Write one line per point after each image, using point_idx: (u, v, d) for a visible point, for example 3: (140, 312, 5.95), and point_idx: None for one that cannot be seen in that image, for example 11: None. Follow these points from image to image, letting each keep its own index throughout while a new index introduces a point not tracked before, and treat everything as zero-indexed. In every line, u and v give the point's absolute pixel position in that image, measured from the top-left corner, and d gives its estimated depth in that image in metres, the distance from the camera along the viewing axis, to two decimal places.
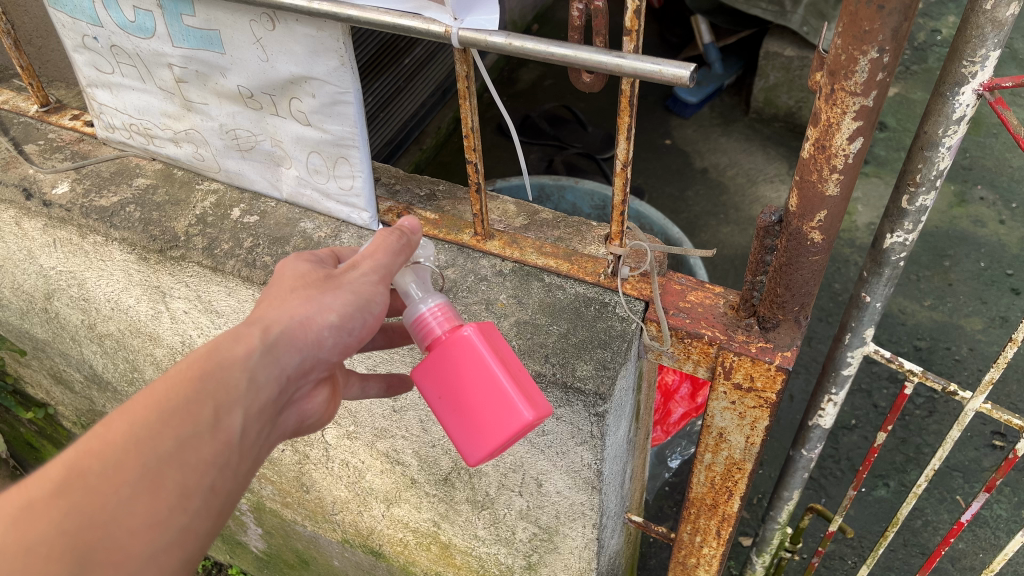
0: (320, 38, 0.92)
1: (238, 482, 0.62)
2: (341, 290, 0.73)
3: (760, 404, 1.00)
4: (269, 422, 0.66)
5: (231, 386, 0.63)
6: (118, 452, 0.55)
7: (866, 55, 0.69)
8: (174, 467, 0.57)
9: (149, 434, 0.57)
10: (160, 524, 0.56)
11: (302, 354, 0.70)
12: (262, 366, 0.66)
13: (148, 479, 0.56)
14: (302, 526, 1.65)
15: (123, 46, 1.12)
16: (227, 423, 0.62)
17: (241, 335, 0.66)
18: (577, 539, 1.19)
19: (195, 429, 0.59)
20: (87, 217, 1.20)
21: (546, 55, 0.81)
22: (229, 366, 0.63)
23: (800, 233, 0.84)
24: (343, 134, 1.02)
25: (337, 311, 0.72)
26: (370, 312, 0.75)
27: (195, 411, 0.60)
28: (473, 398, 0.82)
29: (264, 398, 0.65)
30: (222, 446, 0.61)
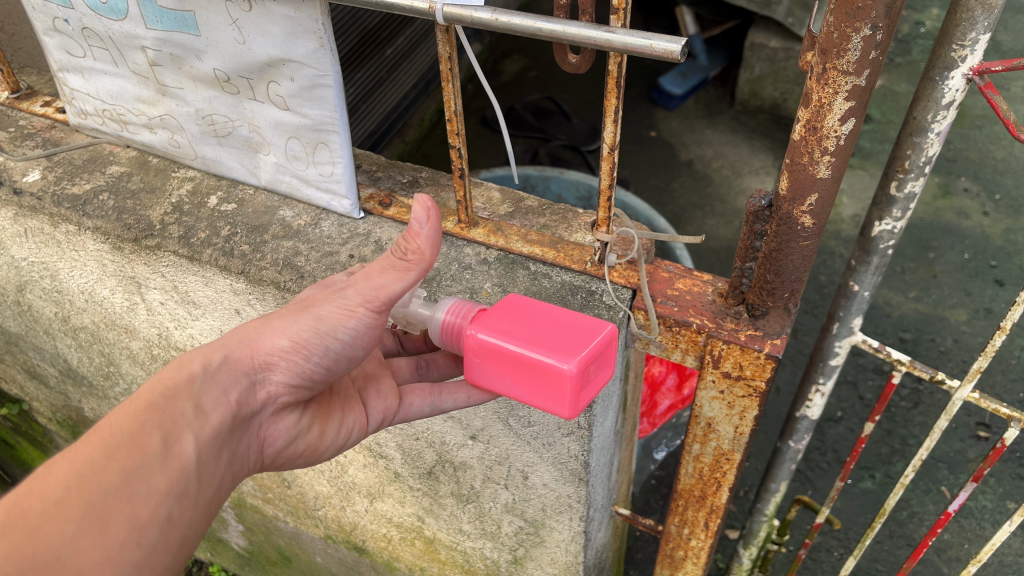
0: (298, 19, 0.89)
1: (190, 506, 0.72)
2: (302, 317, 0.79)
3: (749, 393, 0.99)
4: (218, 446, 0.75)
5: (178, 416, 0.72)
6: (62, 491, 0.64)
7: (858, 32, 0.67)
8: (122, 498, 0.66)
9: (93, 471, 0.66)
10: (110, 559, 0.65)
11: (250, 378, 0.78)
12: (208, 392, 0.75)
13: (94, 513, 0.65)
14: (283, 523, 1.62)
15: (94, 29, 1.09)
16: (177, 450, 0.71)
17: (186, 363, 0.75)
18: (563, 533, 1.18)
19: (142, 460, 0.68)
20: (58, 205, 1.18)
21: (534, 29, 0.80)
22: (173, 396, 0.73)
23: (790, 217, 0.83)
24: (322, 118, 0.99)
25: (291, 334, 0.78)
26: (336, 338, 0.79)
27: (141, 445, 0.69)
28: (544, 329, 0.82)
29: (211, 424, 0.74)
30: (173, 472, 0.70)
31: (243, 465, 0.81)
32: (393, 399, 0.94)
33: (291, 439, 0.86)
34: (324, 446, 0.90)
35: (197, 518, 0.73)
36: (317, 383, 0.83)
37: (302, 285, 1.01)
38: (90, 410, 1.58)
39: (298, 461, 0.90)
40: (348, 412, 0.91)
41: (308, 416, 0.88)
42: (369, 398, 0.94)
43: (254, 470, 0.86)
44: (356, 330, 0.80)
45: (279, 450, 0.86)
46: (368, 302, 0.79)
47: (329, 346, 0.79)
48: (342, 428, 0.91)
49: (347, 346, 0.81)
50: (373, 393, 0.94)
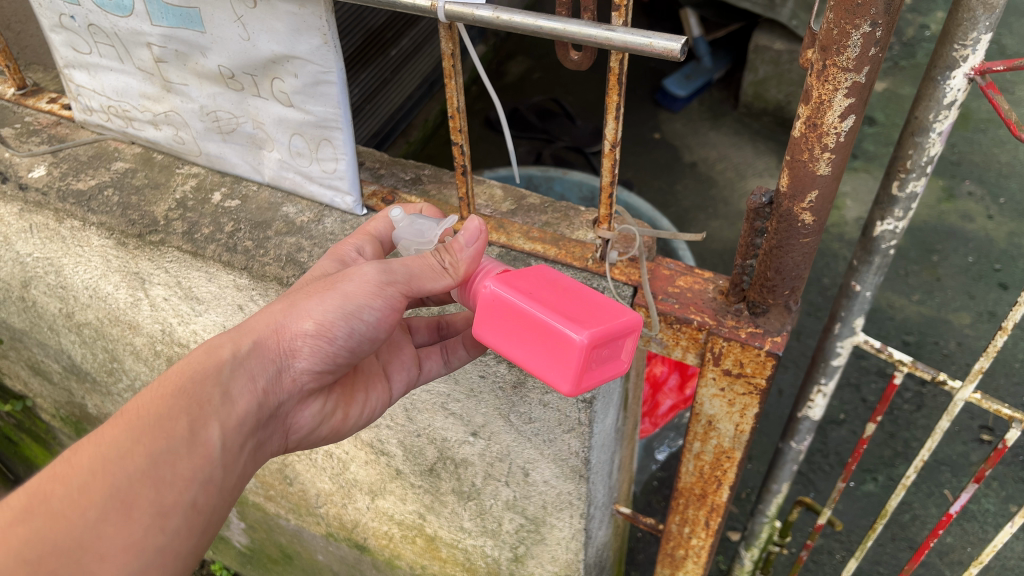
0: (302, 15, 0.90)
1: (214, 491, 0.76)
2: (328, 296, 0.80)
3: (750, 391, 0.99)
4: (243, 432, 0.79)
5: (204, 402, 0.76)
6: (89, 475, 0.69)
7: (858, 29, 0.67)
8: (147, 482, 0.70)
9: (120, 456, 0.70)
10: (134, 542, 0.69)
11: (279, 365, 0.81)
12: (235, 378, 0.78)
13: (120, 496, 0.69)
14: (285, 520, 1.63)
15: (100, 25, 1.09)
16: (202, 436, 0.75)
17: (216, 349, 0.78)
18: (564, 530, 1.18)
19: (168, 445, 0.72)
20: (64, 201, 1.19)
21: (535, 27, 0.80)
22: (201, 383, 0.76)
23: (791, 215, 0.83)
24: (326, 115, 1.00)
25: (317, 320, 0.80)
26: (360, 320, 0.81)
27: (167, 430, 0.73)
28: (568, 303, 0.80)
29: (237, 411, 0.78)
30: (198, 459, 0.74)
31: (269, 447, 0.85)
32: (412, 367, 0.99)
33: (316, 425, 0.91)
34: (347, 426, 0.95)
35: (220, 502, 0.77)
36: (341, 365, 0.86)
37: None
38: (94, 407, 1.59)
39: (322, 441, 0.95)
40: (376, 388, 0.97)
41: (331, 399, 0.92)
42: (393, 370, 0.98)
43: (278, 450, 0.90)
44: (381, 310, 0.82)
45: (302, 436, 0.90)
46: (397, 285, 0.82)
47: (353, 327, 0.81)
48: (368, 401, 0.96)
49: (372, 327, 0.83)
50: (396, 364, 0.98)
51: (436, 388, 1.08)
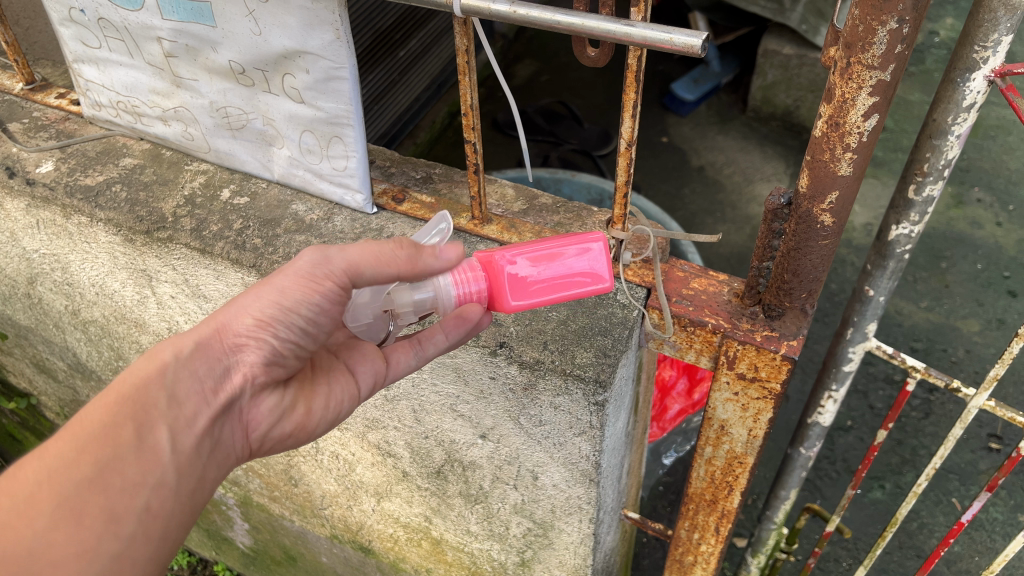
0: (314, 10, 0.89)
1: (171, 496, 0.74)
2: (263, 290, 0.79)
3: (764, 395, 0.98)
4: (197, 435, 0.76)
5: (149, 407, 0.74)
6: (32, 488, 0.67)
7: (884, 26, 0.66)
8: (93, 491, 0.69)
9: (63, 468, 0.68)
10: (87, 550, 0.68)
11: (225, 364, 0.78)
12: (178, 382, 0.75)
13: (65, 507, 0.67)
14: (289, 521, 1.61)
15: (110, 19, 1.08)
16: (148, 442, 0.73)
17: (158, 353, 0.76)
18: (572, 535, 1.16)
19: (112, 453, 0.70)
20: (71, 196, 1.17)
21: (552, 23, 0.79)
22: (143, 389, 0.74)
23: (810, 216, 0.82)
24: (337, 111, 0.99)
25: (256, 315, 0.78)
26: (299, 313, 0.80)
27: (111, 439, 0.71)
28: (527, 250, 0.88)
29: (184, 414, 0.75)
30: (145, 463, 0.72)
31: (233, 454, 0.82)
32: (379, 360, 0.93)
33: (274, 421, 0.85)
34: (312, 421, 0.89)
35: (180, 505, 0.75)
36: (293, 358, 0.83)
37: None
38: None
39: (286, 442, 0.88)
40: (334, 381, 0.91)
41: (290, 391, 0.86)
42: (356, 364, 0.92)
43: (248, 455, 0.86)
44: (322, 305, 0.81)
45: (266, 432, 0.85)
46: (335, 276, 0.80)
47: (295, 321, 0.80)
48: (334, 402, 0.90)
49: (315, 319, 0.81)
50: (358, 357, 0.93)
51: (444, 389, 1.07)
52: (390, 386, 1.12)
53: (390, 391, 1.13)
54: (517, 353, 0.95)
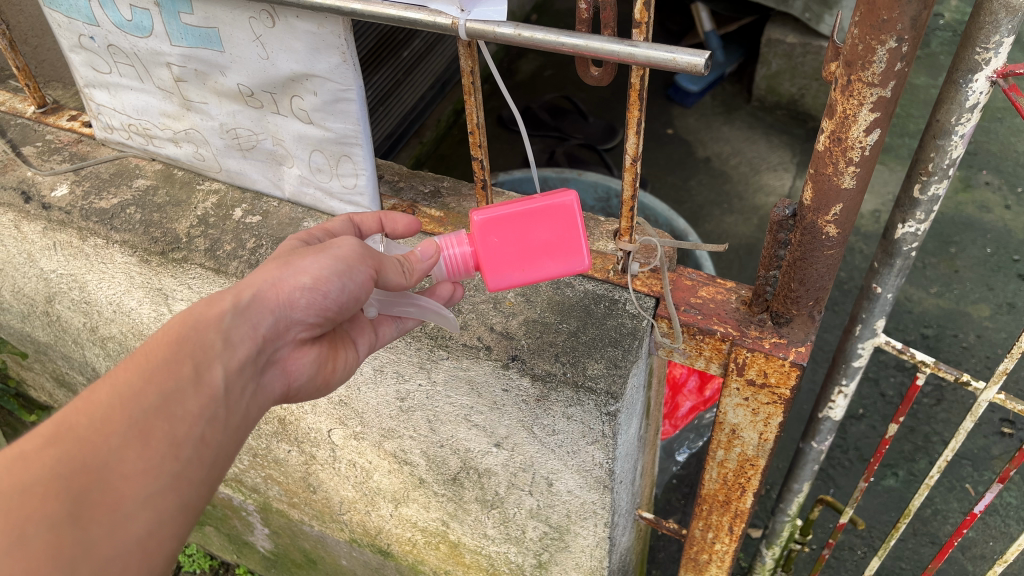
0: (321, 35, 0.90)
1: (225, 433, 0.71)
2: (321, 255, 0.79)
3: (774, 400, 0.99)
4: (247, 377, 0.75)
5: (207, 346, 0.71)
6: (106, 408, 0.63)
7: (883, 45, 0.67)
8: (161, 417, 0.66)
9: (134, 390, 0.65)
10: (153, 468, 0.64)
11: (274, 315, 0.77)
12: (235, 325, 0.74)
13: (139, 425, 0.64)
14: (309, 526, 1.63)
15: (120, 45, 1.10)
16: (208, 378, 0.70)
17: (214, 301, 0.74)
18: (588, 538, 1.18)
19: (177, 383, 0.68)
20: (87, 219, 1.19)
21: (556, 45, 0.79)
22: (202, 328, 0.72)
23: (815, 227, 0.83)
24: (346, 131, 1.00)
25: (312, 274, 0.78)
26: (351, 279, 0.80)
27: (175, 369, 0.68)
28: (525, 230, 0.85)
29: (239, 355, 0.74)
30: (205, 397, 0.70)
31: (270, 400, 0.80)
32: (372, 332, 0.95)
33: (308, 377, 0.85)
34: (334, 378, 0.89)
35: (228, 442, 0.72)
36: (330, 321, 0.82)
37: None
38: None
39: (309, 395, 0.89)
40: (347, 347, 0.91)
41: (319, 349, 0.86)
42: (356, 335, 0.93)
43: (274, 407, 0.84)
44: (367, 274, 0.81)
45: (299, 384, 0.85)
46: (375, 258, 0.82)
47: (344, 286, 0.80)
48: (346, 365, 0.90)
49: (358, 289, 0.81)
50: (358, 329, 0.94)
51: (458, 401, 1.08)
52: (405, 397, 1.14)
53: (405, 402, 1.14)
54: (529, 366, 0.97)
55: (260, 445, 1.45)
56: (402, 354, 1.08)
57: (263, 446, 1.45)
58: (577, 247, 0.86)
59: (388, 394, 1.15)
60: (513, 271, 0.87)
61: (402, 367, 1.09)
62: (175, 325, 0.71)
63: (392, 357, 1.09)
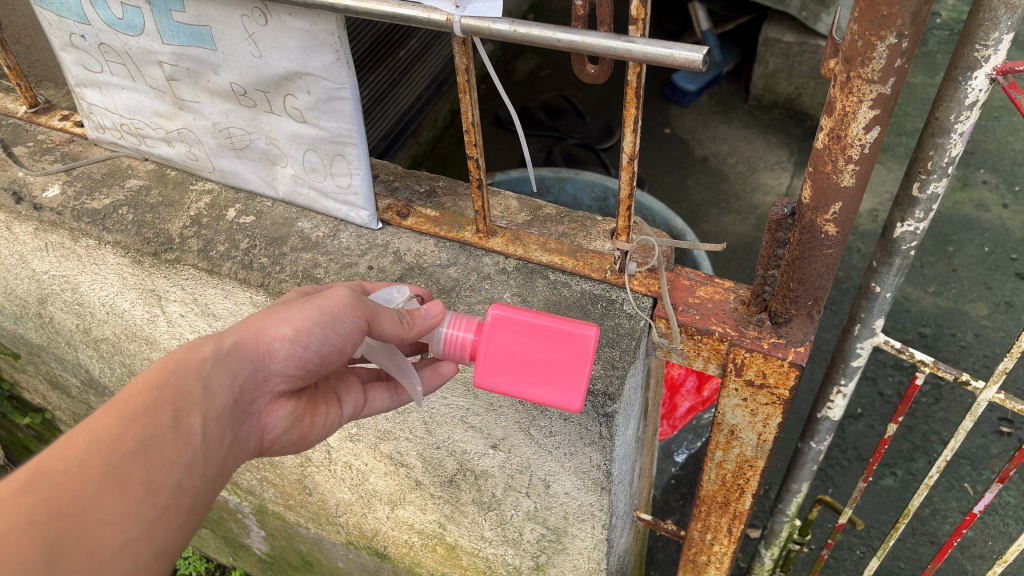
0: (314, 32, 0.89)
1: (203, 480, 0.69)
2: (307, 306, 0.78)
3: (773, 401, 0.98)
4: (226, 425, 0.72)
5: (186, 393, 0.69)
6: (83, 453, 0.61)
7: (883, 41, 0.66)
8: (139, 464, 0.64)
9: (111, 437, 0.63)
10: (129, 516, 0.62)
11: (254, 364, 0.76)
12: (215, 373, 0.72)
13: (116, 472, 0.62)
14: (305, 529, 1.62)
15: (111, 44, 1.09)
16: (187, 425, 0.68)
17: (194, 348, 0.72)
18: (586, 540, 1.17)
19: (156, 429, 0.66)
20: (79, 220, 1.17)
21: (552, 42, 0.78)
22: (183, 374, 0.70)
23: (814, 226, 0.82)
24: (339, 131, 0.99)
25: (293, 325, 0.77)
26: (335, 333, 0.79)
27: (155, 415, 0.66)
28: (537, 346, 0.85)
29: (219, 403, 0.72)
30: (184, 444, 0.67)
31: (245, 453, 0.77)
32: (360, 394, 0.93)
33: (285, 431, 0.83)
34: (313, 435, 0.87)
35: (206, 490, 0.69)
36: (312, 373, 0.81)
37: None
38: None
39: (286, 451, 0.86)
40: (331, 406, 0.89)
41: (298, 402, 0.84)
42: (342, 393, 0.92)
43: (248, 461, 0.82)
44: (353, 327, 0.81)
45: (275, 438, 0.82)
46: (366, 311, 0.81)
47: (327, 337, 0.79)
48: (327, 422, 0.88)
49: (343, 342, 0.80)
50: (344, 387, 0.93)
51: (455, 402, 1.07)
52: (400, 399, 1.13)
53: (400, 404, 1.13)
54: None
55: None
56: None
57: None
58: (573, 386, 0.84)
59: None
60: (504, 378, 0.86)
61: None
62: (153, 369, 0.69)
63: None
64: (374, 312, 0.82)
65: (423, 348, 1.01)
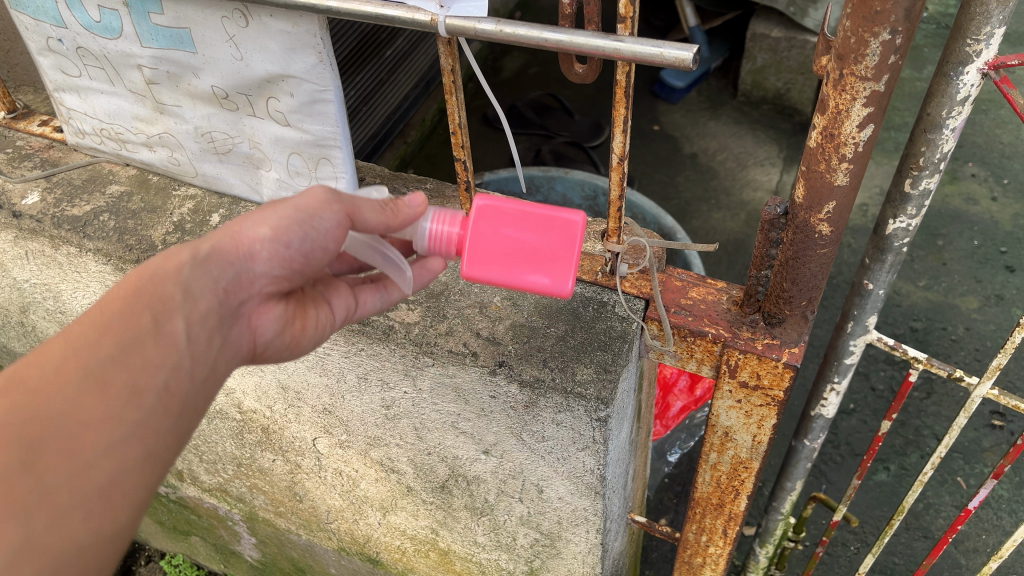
0: (296, 34, 0.87)
1: (194, 384, 0.65)
2: (282, 204, 0.72)
3: (767, 402, 0.97)
4: (214, 328, 0.67)
5: (165, 297, 0.64)
6: (57, 364, 0.57)
7: (877, 37, 0.65)
8: (117, 369, 0.60)
9: (86, 344, 0.59)
10: (108, 422, 0.58)
11: (236, 268, 0.70)
12: (195, 277, 0.66)
13: (93, 376, 0.58)
14: (296, 535, 1.60)
15: (89, 48, 1.06)
16: (169, 329, 0.63)
17: (171, 254, 0.67)
18: (580, 544, 1.16)
19: (134, 334, 0.61)
20: (59, 227, 1.15)
21: (539, 41, 0.77)
22: (159, 280, 0.65)
23: (807, 225, 0.80)
24: (324, 133, 0.97)
25: (272, 225, 0.71)
26: (317, 229, 0.73)
27: (131, 321, 0.62)
28: (523, 231, 0.79)
29: (203, 306, 0.66)
30: (166, 349, 0.63)
31: (237, 360, 0.72)
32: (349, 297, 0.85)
33: (279, 338, 0.76)
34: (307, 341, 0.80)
35: (197, 394, 0.65)
36: (302, 275, 0.74)
37: None
38: None
39: (282, 358, 0.80)
40: (322, 308, 0.82)
41: (288, 304, 0.77)
42: (330, 295, 0.84)
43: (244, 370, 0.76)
44: (337, 221, 0.74)
45: (270, 343, 0.76)
46: (347, 204, 0.75)
47: (311, 234, 0.72)
48: (320, 325, 0.81)
49: (327, 237, 0.74)
50: (333, 289, 0.84)
51: (445, 408, 1.05)
52: (390, 405, 1.10)
53: (390, 410, 1.11)
54: (516, 372, 0.94)
55: (244, 454, 1.42)
56: (387, 363, 1.02)
57: (247, 455, 1.41)
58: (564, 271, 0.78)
59: (373, 402, 1.11)
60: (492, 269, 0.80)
61: (387, 375, 1.04)
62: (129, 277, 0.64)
63: (376, 365, 1.04)
64: (356, 202, 0.75)
65: (412, 355, 0.99)
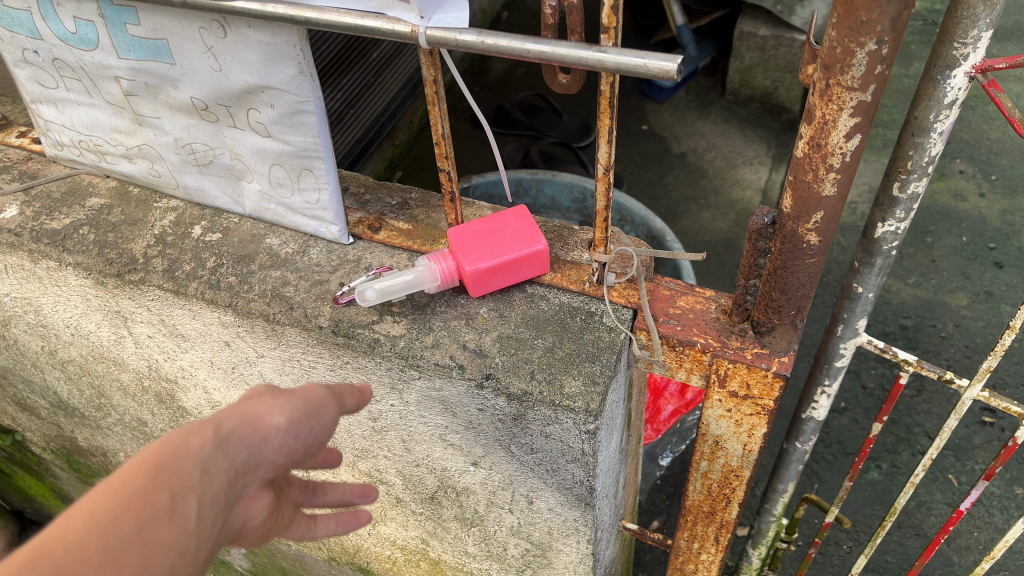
0: (275, 45, 0.86)
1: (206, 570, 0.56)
2: (290, 394, 0.66)
3: (757, 411, 0.96)
4: (228, 513, 0.59)
5: (185, 476, 0.56)
6: (73, 545, 0.49)
7: (863, 47, 0.64)
8: (136, 550, 0.51)
9: (103, 525, 0.51)
10: None
11: (253, 454, 0.61)
12: (216, 459, 0.58)
13: (111, 562, 0.50)
14: (286, 545, 1.59)
15: (66, 59, 1.05)
16: (188, 510, 0.55)
17: (189, 431, 0.59)
18: (571, 555, 1.15)
19: (152, 518, 0.53)
20: (38, 241, 1.13)
21: (521, 52, 0.75)
22: (180, 458, 0.56)
23: (795, 235, 0.80)
24: (306, 145, 0.96)
25: (285, 414, 0.65)
26: (320, 422, 0.67)
27: (150, 500, 0.53)
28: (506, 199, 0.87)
29: (220, 489, 0.58)
30: (187, 533, 0.54)
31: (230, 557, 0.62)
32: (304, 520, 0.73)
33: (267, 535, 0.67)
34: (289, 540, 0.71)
35: None
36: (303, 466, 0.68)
37: (294, 317, 1.00)
38: (85, 439, 1.58)
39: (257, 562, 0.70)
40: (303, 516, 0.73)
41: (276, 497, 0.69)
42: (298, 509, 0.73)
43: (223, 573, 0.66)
44: (332, 422, 0.69)
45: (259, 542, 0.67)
46: (336, 400, 0.70)
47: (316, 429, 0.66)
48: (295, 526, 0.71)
49: (324, 431, 0.68)
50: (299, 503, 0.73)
51: (433, 420, 1.03)
52: (376, 418, 1.08)
53: (377, 422, 1.09)
54: (504, 385, 0.92)
55: None
56: (372, 376, 1.01)
57: None
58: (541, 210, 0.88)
59: (360, 414, 1.09)
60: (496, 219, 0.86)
61: (373, 388, 1.03)
62: (143, 455, 0.56)
63: (362, 379, 1.02)
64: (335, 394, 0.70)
65: (398, 369, 0.97)
